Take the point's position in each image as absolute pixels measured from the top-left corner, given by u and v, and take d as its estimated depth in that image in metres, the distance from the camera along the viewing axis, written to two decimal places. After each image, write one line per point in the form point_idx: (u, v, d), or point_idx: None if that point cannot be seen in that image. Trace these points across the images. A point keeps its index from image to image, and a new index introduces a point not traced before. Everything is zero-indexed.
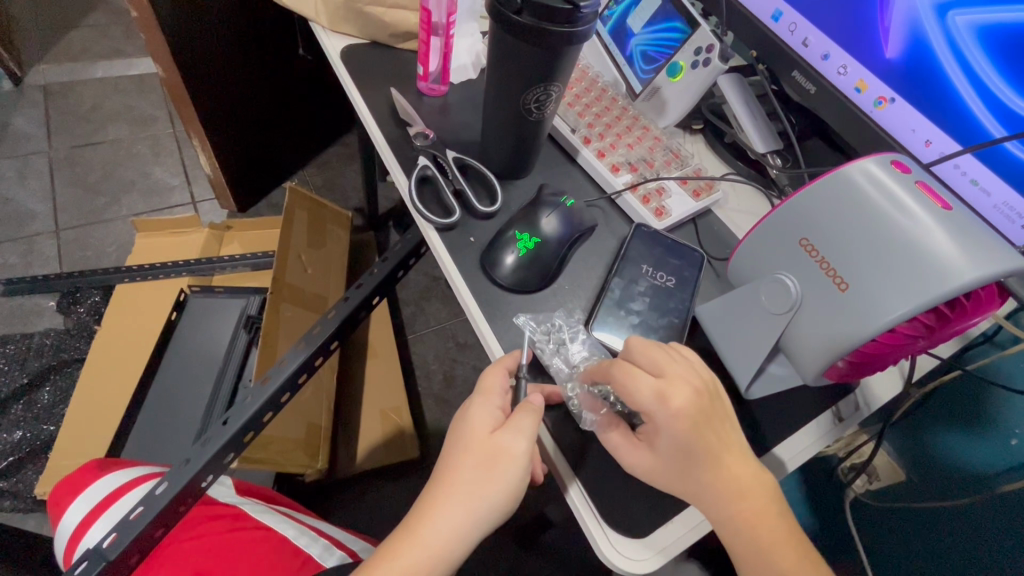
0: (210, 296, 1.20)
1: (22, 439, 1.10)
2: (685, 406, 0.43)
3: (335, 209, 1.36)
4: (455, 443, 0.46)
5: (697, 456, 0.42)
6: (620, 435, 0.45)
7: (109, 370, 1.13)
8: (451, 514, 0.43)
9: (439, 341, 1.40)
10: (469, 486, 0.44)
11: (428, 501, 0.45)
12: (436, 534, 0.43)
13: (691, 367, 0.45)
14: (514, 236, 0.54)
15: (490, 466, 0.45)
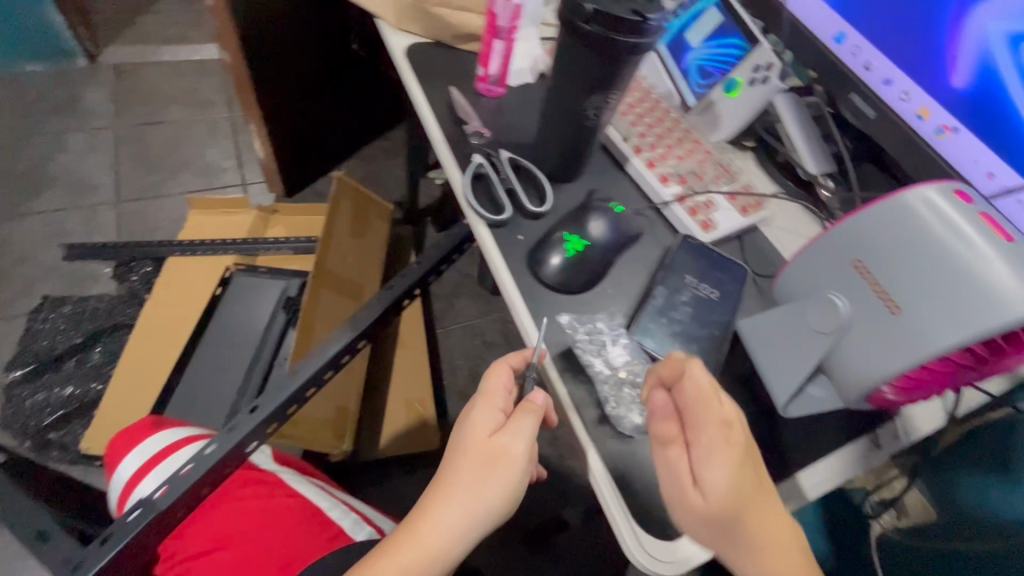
0: (253, 276, 1.25)
1: (71, 396, 1.17)
2: (733, 443, 0.42)
3: (379, 200, 1.40)
4: (458, 444, 0.47)
5: (742, 497, 0.41)
6: (668, 471, 0.44)
7: (156, 337, 1.19)
8: (451, 515, 0.44)
9: (467, 337, 1.42)
10: (471, 490, 0.45)
11: (428, 499, 0.46)
12: (431, 532, 0.44)
13: (734, 410, 0.43)
14: (562, 238, 0.55)
15: (486, 466, 0.46)
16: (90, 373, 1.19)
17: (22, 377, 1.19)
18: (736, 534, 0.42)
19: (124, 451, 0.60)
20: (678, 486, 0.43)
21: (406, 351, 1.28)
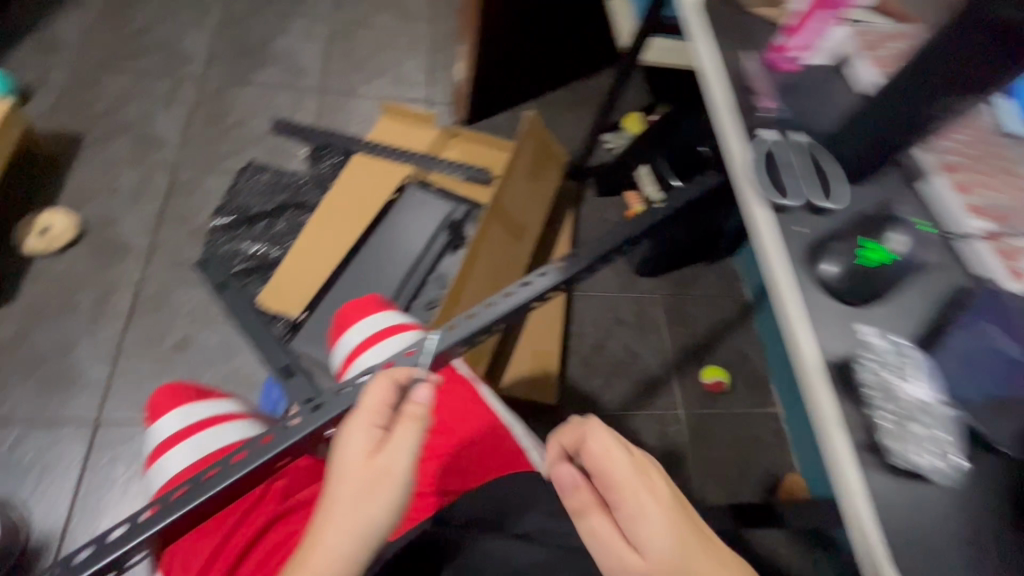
0: (426, 193, 1.35)
1: (254, 255, 1.25)
2: (658, 492, 0.46)
3: (557, 147, 1.39)
4: (334, 477, 0.47)
5: (671, 545, 0.44)
6: (599, 521, 0.46)
7: (335, 224, 1.26)
8: (339, 542, 0.44)
9: (602, 307, 1.42)
10: (353, 511, 0.45)
11: (308, 539, 0.45)
12: (317, 564, 0.44)
13: (634, 462, 0.47)
14: (858, 241, 0.55)
15: (373, 484, 0.46)
16: (273, 238, 1.28)
17: (219, 227, 1.28)
18: None
19: (350, 321, 0.75)
20: (610, 534, 0.46)
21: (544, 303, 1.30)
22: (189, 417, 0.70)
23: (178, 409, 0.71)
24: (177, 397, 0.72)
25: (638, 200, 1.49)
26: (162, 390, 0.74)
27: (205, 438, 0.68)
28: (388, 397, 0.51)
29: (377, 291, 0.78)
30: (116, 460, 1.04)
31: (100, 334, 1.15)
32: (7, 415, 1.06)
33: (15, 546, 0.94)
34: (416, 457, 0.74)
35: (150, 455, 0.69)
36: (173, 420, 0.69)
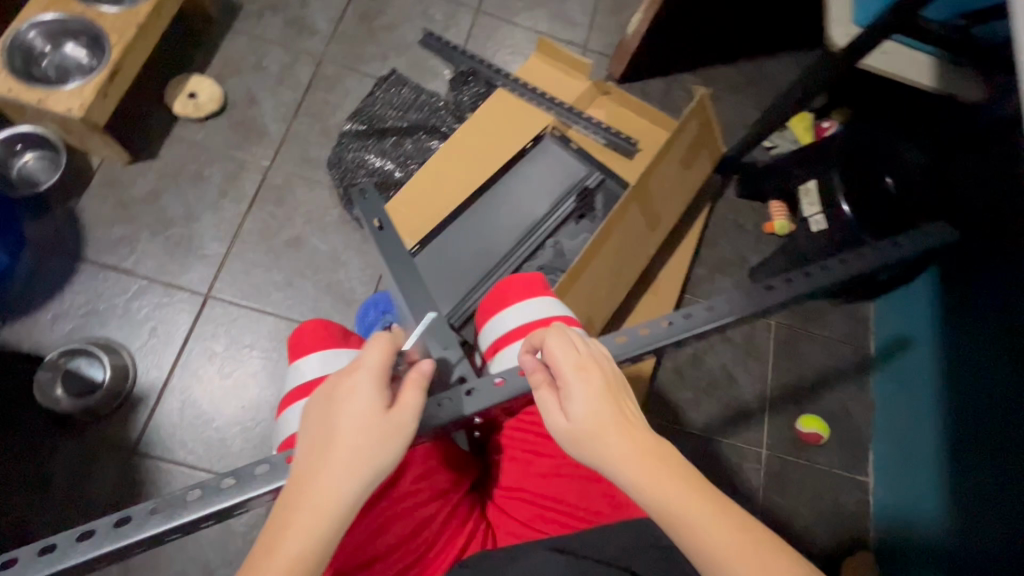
0: (562, 148, 1.25)
1: (379, 169, 1.22)
2: (590, 379, 0.57)
3: (719, 137, 1.25)
4: (331, 416, 0.52)
5: (598, 417, 0.55)
6: (549, 396, 0.58)
7: (466, 160, 1.20)
8: (340, 472, 0.50)
9: (709, 319, 1.31)
10: (354, 449, 0.51)
11: (309, 468, 0.50)
12: (321, 489, 0.49)
13: (567, 350, 0.59)
14: None
15: (379, 430, 0.52)
16: (400, 157, 1.23)
17: (350, 132, 1.24)
18: (609, 450, 0.54)
19: (507, 298, 0.76)
20: (556, 404, 0.57)
21: (655, 298, 1.23)
22: (336, 362, 0.70)
23: (326, 350, 0.70)
24: (324, 337, 0.72)
25: (780, 214, 1.37)
26: (311, 324, 0.73)
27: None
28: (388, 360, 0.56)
29: (537, 272, 0.78)
30: (218, 337, 1.08)
31: (223, 211, 1.17)
32: (131, 266, 1.11)
33: (120, 391, 1.01)
34: (549, 472, 0.66)
35: (292, 391, 0.68)
36: (322, 361, 0.69)
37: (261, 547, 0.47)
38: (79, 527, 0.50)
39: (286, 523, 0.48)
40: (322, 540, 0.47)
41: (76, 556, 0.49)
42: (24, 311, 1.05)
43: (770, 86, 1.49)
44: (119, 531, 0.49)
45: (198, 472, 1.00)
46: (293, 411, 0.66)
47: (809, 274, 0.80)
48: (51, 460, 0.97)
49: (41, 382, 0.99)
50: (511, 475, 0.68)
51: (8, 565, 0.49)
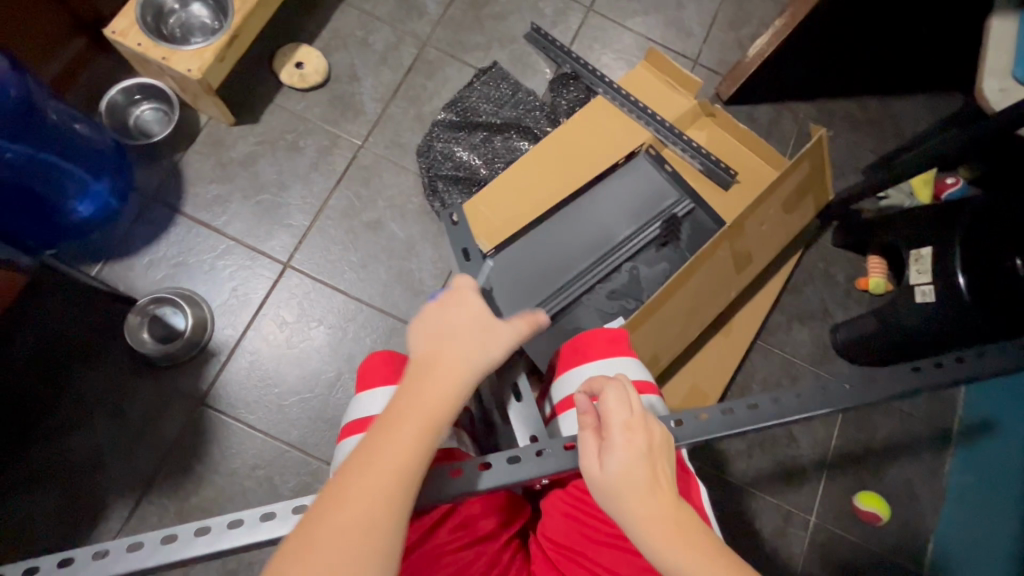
0: (654, 167, 1.19)
1: (465, 164, 1.20)
2: (633, 440, 0.55)
3: (827, 183, 1.18)
4: (452, 315, 0.65)
5: (632, 476, 0.54)
6: (591, 439, 0.57)
7: (555, 167, 1.14)
8: (460, 355, 0.61)
9: (779, 370, 1.24)
10: (471, 342, 0.62)
11: (429, 356, 0.61)
12: (451, 368, 0.60)
13: (622, 402, 0.57)
14: None
15: (490, 321, 0.65)
16: (487, 154, 1.21)
17: (442, 122, 1.24)
18: (630, 513, 0.53)
19: (588, 352, 0.74)
20: (594, 451, 0.56)
21: (724, 339, 1.19)
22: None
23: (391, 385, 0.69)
24: (390, 370, 0.70)
25: (878, 271, 1.27)
26: (377, 355, 0.72)
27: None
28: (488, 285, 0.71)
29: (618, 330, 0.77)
30: (290, 306, 1.13)
31: (312, 185, 1.20)
32: (221, 226, 1.16)
33: (198, 343, 1.08)
34: (598, 538, 0.64)
35: (353, 422, 0.67)
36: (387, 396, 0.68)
37: (384, 423, 0.56)
38: (197, 523, 0.56)
39: (411, 396, 0.58)
40: (443, 403, 0.58)
41: (201, 550, 0.56)
42: (125, 254, 1.12)
43: (892, 131, 1.38)
44: (239, 532, 0.56)
45: (256, 433, 1.05)
46: (354, 444, 0.66)
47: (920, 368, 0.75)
48: (130, 397, 1.04)
49: (131, 324, 1.06)
50: (559, 529, 0.66)
51: (137, 548, 0.55)
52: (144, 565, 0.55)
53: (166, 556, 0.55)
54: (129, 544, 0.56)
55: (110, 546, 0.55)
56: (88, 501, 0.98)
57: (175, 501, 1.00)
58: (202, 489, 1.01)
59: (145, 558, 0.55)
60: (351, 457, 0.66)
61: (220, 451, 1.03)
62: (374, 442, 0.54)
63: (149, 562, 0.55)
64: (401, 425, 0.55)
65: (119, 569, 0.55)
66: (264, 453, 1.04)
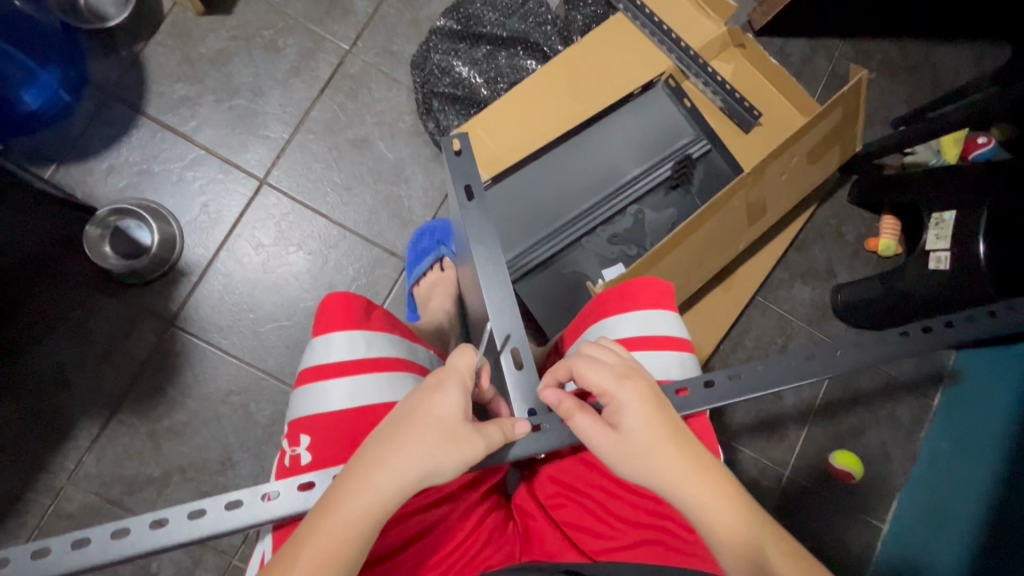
0: (672, 102, 1.10)
1: (464, 81, 1.07)
2: (638, 387, 0.52)
3: (857, 133, 1.08)
4: (411, 411, 0.49)
5: (645, 430, 0.51)
6: (586, 418, 0.52)
7: (564, 94, 1.02)
8: (400, 459, 0.46)
9: (776, 326, 1.20)
10: (418, 444, 0.47)
11: (362, 465, 0.47)
12: (383, 475, 0.46)
13: (610, 360, 0.54)
14: None
15: (458, 434, 0.49)
16: (490, 73, 1.07)
17: (440, 30, 1.09)
18: (658, 473, 0.49)
19: (638, 300, 0.67)
20: (597, 424, 0.52)
21: (724, 293, 1.15)
22: (362, 347, 0.57)
23: (349, 330, 0.57)
24: (346, 312, 0.58)
25: (890, 232, 1.20)
26: (332, 295, 0.59)
27: (372, 381, 0.56)
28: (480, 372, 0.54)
29: (671, 284, 0.70)
30: (266, 227, 1.05)
31: (293, 92, 1.09)
32: (191, 132, 1.05)
33: (167, 260, 1.00)
34: (609, 486, 0.60)
35: (308, 369, 0.57)
36: (345, 342, 0.57)
37: (282, 559, 0.43)
38: (152, 514, 0.50)
39: (323, 521, 0.44)
40: (359, 549, 0.44)
41: (151, 543, 0.50)
42: (81, 155, 1.01)
43: (930, 80, 1.27)
44: (193, 524, 0.50)
45: (230, 358, 1.00)
46: (309, 392, 0.56)
47: (928, 329, 0.72)
48: (94, 313, 0.98)
49: (90, 236, 0.97)
50: (569, 473, 0.62)
51: (83, 545, 0.49)
52: (88, 564, 0.49)
53: (117, 552, 0.49)
54: (74, 541, 0.49)
55: (52, 544, 0.49)
56: (53, 417, 0.94)
57: (145, 423, 0.96)
58: (174, 412, 0.97)
59: (91, 556, 0.49)
60: (303, 406, 0.56)
61: (193, 374, 0.99)
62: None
63: (95, 559, 0.49)
64: (298, 568, 0.42)
65: (61, 567, 0.48)
66: (238, 379, 0.99)
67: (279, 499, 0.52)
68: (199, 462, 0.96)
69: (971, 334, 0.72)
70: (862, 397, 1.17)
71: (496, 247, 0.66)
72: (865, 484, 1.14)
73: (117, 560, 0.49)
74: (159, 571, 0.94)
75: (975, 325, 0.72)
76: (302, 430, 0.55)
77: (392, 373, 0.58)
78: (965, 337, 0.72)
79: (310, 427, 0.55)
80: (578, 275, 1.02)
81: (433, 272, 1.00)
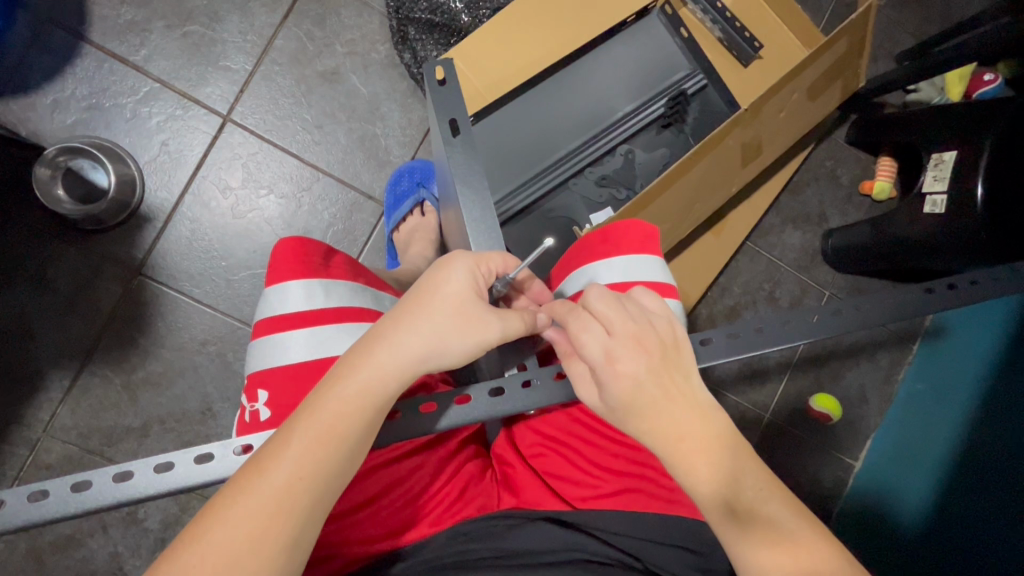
0: (667, 32, 1.02)
1: (443, 6, 0.96)
2: (627, 368, 0.45)
3: (862, 66, 1.03)
4: (422, 288, 0.49)
5: (624, 412, 0.46)
6: (578, 374, 0.49)
7: (550, 21, 0.94)
8: (407, 338, 0.47)
9: (766, 271, 1.18)
10: (427, 325, 0.47)
11: (367, 344, 0.47)
12: (386, 352, 0.46)
13: (617, 325, 0.47)
14: None
15: (467, 315, 0.48)
16: None
17: None
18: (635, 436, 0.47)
19: (622, 244, 0.64)
20: (587, 383, 0.49)
21: (714, 238, 1.12)
22: (320, 295, 0.54)
23: (305, 279, 0.54)
24: (302, 259, 0.55)
25: (886, 174, 1.16)
26: (285, 241, 0.56)
27: (333, 332, 0.53)
28: (501, 268, 0.53)
29: (657, 228, 0.67)
30: (234, 168, 0.98)
31: (253, 18, 0.99)
32: (142, 63, 0.97)
33: (128, 204, 0.94)
34: (587, 438, 0.60)
35: (265, 321, 0.54)
36: (300, 291, 0.53)
37: (276, 439, 0.43)
38: (116, 467, 0.48)
39: (325, 398, 0.44)
40: (358, 431, 0.45)
41: (115, 497, 0.48)
42: (21, 87, 0.92)
43: (942, 11, 1.19)
44: (160, 477, 0.48)
45: (203, 308, 0.96)
46: (266, 345, 0.53)
47: (932, 289, 0.71)
48: (53, 261, 0.92)
49: (39, 177, 0.89)
50: (548, 422, 0.62)
51: (41, 498, 0.47)
52: (48, 517, 0.47)
53: (80, 504, 0.47)
54: (31, 494, 0.47)
55: (8, 497, 0.47)
56: (22, 368, 0.91)
57: (119, 374, 0.94)
58: (149, 362, 0.94)
59: (52, 509, 0.47)
60: (261, 359, 0.53)
61: (166, 324, 0.95)
62: (263, 462, 0.42)
63: (55, 512, 0.47)
64: (294, 445, 0.43)
65: (18, 519, 0.46)
66: (213, 329, 0.96)
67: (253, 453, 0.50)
68: (179, 413, 0.94)
69: (974, 297, 0.71)
70: (846, 343, 1.18)
71: (486, 192, 0.61)
72: (843, 425, 1.17)
73: (79, 512, 0.47)
74: (146, 518, 0.94)
75: (967, 283, 0.71)
76: (260, 386, 0.52)
77: (354, 325, 0.55)
78: (967, 302, 0.71)
79: (268, 382, 0.52)
80: (566, 220, 0.98)
81: (413, 217, 0.96)
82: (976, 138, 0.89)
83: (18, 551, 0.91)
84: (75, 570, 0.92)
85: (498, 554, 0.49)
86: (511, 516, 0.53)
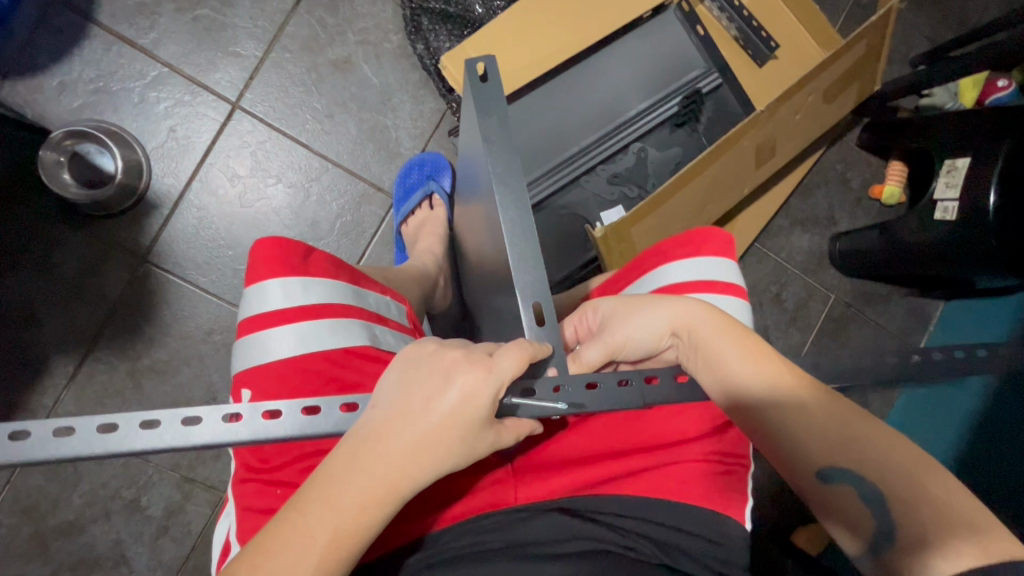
0: (684, 28, 1.01)
1: None
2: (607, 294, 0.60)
3: (879, 72, 1.02)
4: (432, 401, 0.43)
5: (626, 302, 0.56)
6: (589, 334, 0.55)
7: (567, 15, 0.93)
8: (417, 460, 0.42)
9: (773, 273, 1.18)
10: (437, 449, 0.43)
11: (374, 457, 0.42)
12: (396, 471, 0.42)
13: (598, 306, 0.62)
14: None
15: (474, 441, 0.44)
16: None
17: None
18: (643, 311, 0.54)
19: (703, 246, 0.67)
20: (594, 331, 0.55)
21: None
22: (298, 293, 0.55)
23: (282, 277, 0.55)
24: (279, 258, 0.55)
25: (896, 178, 1.15)
26: (263, 242, 0.57)
27: (311, 329, 0.54)
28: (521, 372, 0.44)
29: (732, 236, 0.70)
30: (243, 156, 0.97)
31: (264, 4, 0.98)
32: (150, 46, 0.95)
33: (135, 190, 0.92)
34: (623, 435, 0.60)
35: (245, 321, 0.55)
36: (278, 290, 0.54)
37: (287, 529, 0.40)
38: (145, 413, 0.43)
39: (336, 503, 0.41)
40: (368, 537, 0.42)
41: (141, 446, 0.42)
42: (28, 68, 0.91)
43: (959, 16, 1.18)
44: (188, 432, 0.43)
45: (208, 297, 0.95)
46: (247, 344, 0.55)
47: None
48: (57, 245, 0.91)
49: (46, 161, 0.88)
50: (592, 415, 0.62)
51: (66, 435, 0.41)
52: (68, 457, 0.41)
53: (104, 448, 0.41)
54: (56, 429, 0.41)
55: (33, 427, 0.41)
56: (25, 352, 0.90)
57: (124, 360, 0.93)
58: (154, 349, 0.94)
59: (76, 449, 0.41)
60: (244, 359, 0.55)
61: (172, 312, 0.94)
62: (273, 548, 0.40)
63: (78, 452, 0.41)
64: (308, 545, 0.40)
65: (29, 456, 0.40)
66: (219, 318, 0.96)
67: (281, 420, 0.44)
68: (183, 401, 0.94)
69: None
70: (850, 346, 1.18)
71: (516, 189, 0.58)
72: None
73: (101, 458, 0.41)
74: (149, 505, 0.94)
75: None
76: (242, 385, 0.54)
77: (330, 321, 0.55)
78: None
79: (250, 381, 0.54)
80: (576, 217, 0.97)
81: (422, 210, 0.95)
82: (988, 146, 0.89)
83: (20, 535, 0.91)
84: (77, 556, 0.92)
85: (508, 545, 0.50)
86: (521, 510, 0.53)
